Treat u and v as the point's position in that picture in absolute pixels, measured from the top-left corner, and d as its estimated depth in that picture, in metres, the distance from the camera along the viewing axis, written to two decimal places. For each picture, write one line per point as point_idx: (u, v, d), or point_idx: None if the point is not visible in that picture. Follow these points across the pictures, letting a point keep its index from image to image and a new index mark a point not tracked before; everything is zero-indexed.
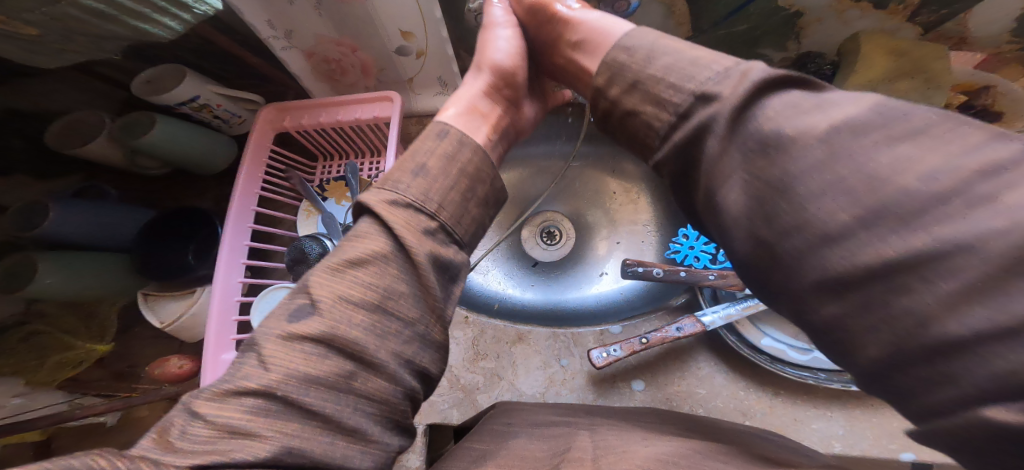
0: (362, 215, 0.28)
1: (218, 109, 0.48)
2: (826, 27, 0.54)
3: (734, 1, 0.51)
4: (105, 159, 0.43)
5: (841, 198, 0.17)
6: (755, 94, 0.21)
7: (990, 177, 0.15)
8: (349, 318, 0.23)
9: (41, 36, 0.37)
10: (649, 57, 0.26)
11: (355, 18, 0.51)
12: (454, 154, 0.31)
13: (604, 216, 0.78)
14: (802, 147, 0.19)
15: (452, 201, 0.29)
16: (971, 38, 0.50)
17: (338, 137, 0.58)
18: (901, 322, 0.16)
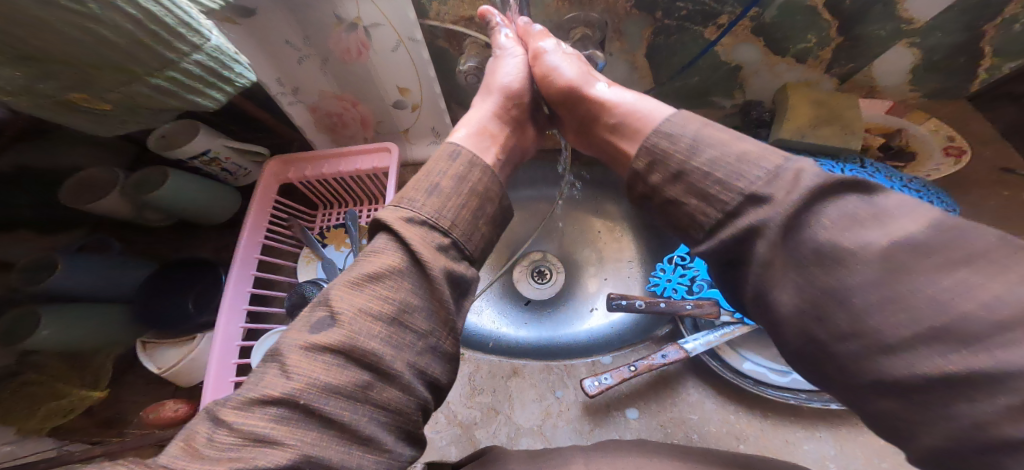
0: (378, 232, 0.30)
1: (226, 162, 0.52)
2: (763, 79, 0.64)
3: (685, 58, 0.62)
4: (114, 213, 0.45)
5: (903, 316, 0.19)
6: (807, 204, 0.22)
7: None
8: (368, 330, 0.24)
9: (110, 110, 0.31)
10: (693, 149, 0.28)
11: (357, 76, 0.57)
12: (465, 175, 0.33)
13: (591, 255, 0.83)
14: (862, 262, 0.20)
15: (470, 227, 0.31)
16: (880, 87, 0.62)
17: (338, 186, 0.61)
18: (955, 421, 0.18)
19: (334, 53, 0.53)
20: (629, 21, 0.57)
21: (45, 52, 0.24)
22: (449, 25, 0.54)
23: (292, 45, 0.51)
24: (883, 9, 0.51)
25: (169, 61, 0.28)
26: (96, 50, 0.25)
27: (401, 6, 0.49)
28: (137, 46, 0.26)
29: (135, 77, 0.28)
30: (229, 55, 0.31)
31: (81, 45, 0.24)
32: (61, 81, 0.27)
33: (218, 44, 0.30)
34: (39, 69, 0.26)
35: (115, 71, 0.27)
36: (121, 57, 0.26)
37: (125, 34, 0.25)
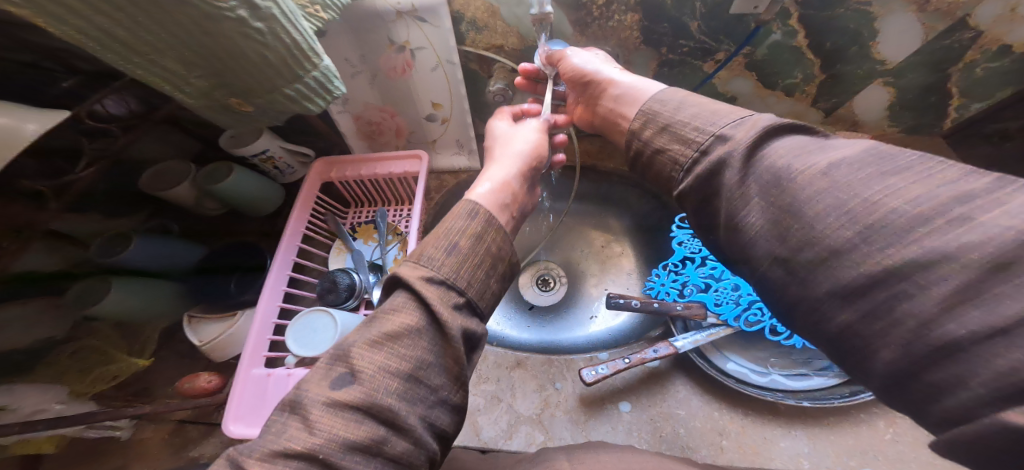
0: (397, 291, 0.34)
1: (280, 161, 0.59)
2: (757, 108, 0.73)
3: (687, 87, 0.72)
4: (181, 199, 0.52)
5: (845, 219, 0.25)
6: (763, 138, 0.31)
7: (963, 203, 0.22)
8: (386, 386, 0.29)
9: (248, 111, 0.44)
10: (677, 107, 0.38)
11: (399, 90, 0.65)
12: (481, 234, 0.37)
13: (592, 266, 0.89)
14: (808, 178, 0.28)
15: (483, 285, 0.36)
16: (862, 120, 0.72)
17: (370, 188, 0.67)
18: (907, 323, 0.22)
19: (382, 70, 0.62)
20: (638, 54, 0.67)
21: (229, 70, 0.37)
22: (481, 51, 0.62)
23: (349, 62, 0.60)
24: (859, 50, 0.59)
25: (299, 76, 0.40)
26: (260, 68, 0.37)
27: (444, 34, 0.58)
28: (283, 64, 0.38)
29: (276, 89, 0.40)
30: (332, 74, 0.43)
31: (253, 66, 0.37)
32: (228, 87, 0.40)
33: (328, 67, 0.42)
34: (219, 78, 0.39)
35: (265, 85, 0.39)
36: (273, 74, 0.38)
37: (279, 54, 0.36)
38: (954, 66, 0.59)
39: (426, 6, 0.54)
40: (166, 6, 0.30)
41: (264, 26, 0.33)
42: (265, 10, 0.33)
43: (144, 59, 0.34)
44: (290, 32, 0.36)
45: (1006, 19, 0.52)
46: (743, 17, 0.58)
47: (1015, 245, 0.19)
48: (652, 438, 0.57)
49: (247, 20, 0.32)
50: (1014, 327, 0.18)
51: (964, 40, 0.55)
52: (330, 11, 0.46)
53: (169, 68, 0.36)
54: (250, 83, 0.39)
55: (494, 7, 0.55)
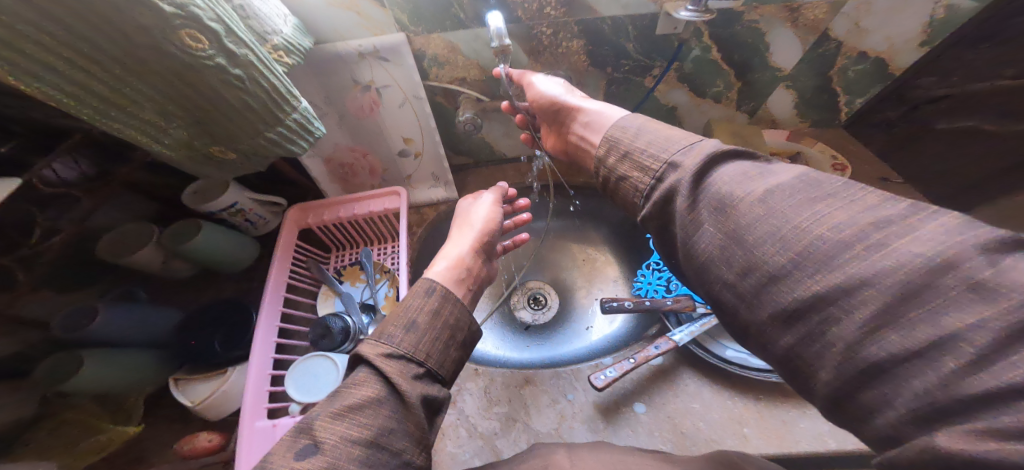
0: (359, 364, 0.34)
1: (250, 212, 0.58)
2: (693, 117, 0.81)
3: (634, 102, 0.78)
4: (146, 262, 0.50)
5: (778, 243, 0.26)
6: (709, 164, 0.32)
7: (879, 228, 0.23)
8: (347, 455, 0.28)
9: (231, 159, 0.44)
10: (635, 133, 0.40)
11: (369, 129, 0.66)
12: (439, 308, 0.38)
13: (580, 279, 0.88)
14: (746, 207, 0.28)
15: (442, 355, 0.36)
16: (778, 119, 0.81)
17: (351, 230, 0.65)
18: (837, 345, 0.23)
19: (350, 110, 0.63)
20: (589, 76, 0.72)
21: (212, 116, 0.38)
22: (446, 85, 0.64)
23: (316, 106, 0.62)
24: (760, 60, 0.69)
25: (279, 118, 0.42)
26: (240, 114, 0.39)
27: (408, 72, 0.60)
28: (264, 109, 0.40)
29: (258, 133, 0.41)
30: (310, 116, 0.46)
31: (235, 110, 0.38)
32: (211, 136, 0.40)
33: (304, 109, 0.45)
34: (200, 127, 0.39)
35: (247, 129, 0.40)
36: (253, 118, 0.40)
37: (259, 98, 0.39)
38: (832, 70, 0.70)
39: (387, 47, 0.56)
40: (147, 61, 0.32)
41: (242, 72, 0.36)
42: (242, 57, 0.35)
43: (122, 112, 0.34)
44: (267, 77, 0.39)
45: (856, 31, 0.64)
46: (668, 37, 0.65)
47: (925, 271, 0.20)
48: (674, 436, 0.51)
49: (227, 67, 0.35)
50: (928, 351, 0.20)
51: (830, 48, 0.66)
52: (292, 56, 0.45)
53: (150, 120, 0.36)
54: (233, 131, 0.40)
55: (453, 44, 0.58)
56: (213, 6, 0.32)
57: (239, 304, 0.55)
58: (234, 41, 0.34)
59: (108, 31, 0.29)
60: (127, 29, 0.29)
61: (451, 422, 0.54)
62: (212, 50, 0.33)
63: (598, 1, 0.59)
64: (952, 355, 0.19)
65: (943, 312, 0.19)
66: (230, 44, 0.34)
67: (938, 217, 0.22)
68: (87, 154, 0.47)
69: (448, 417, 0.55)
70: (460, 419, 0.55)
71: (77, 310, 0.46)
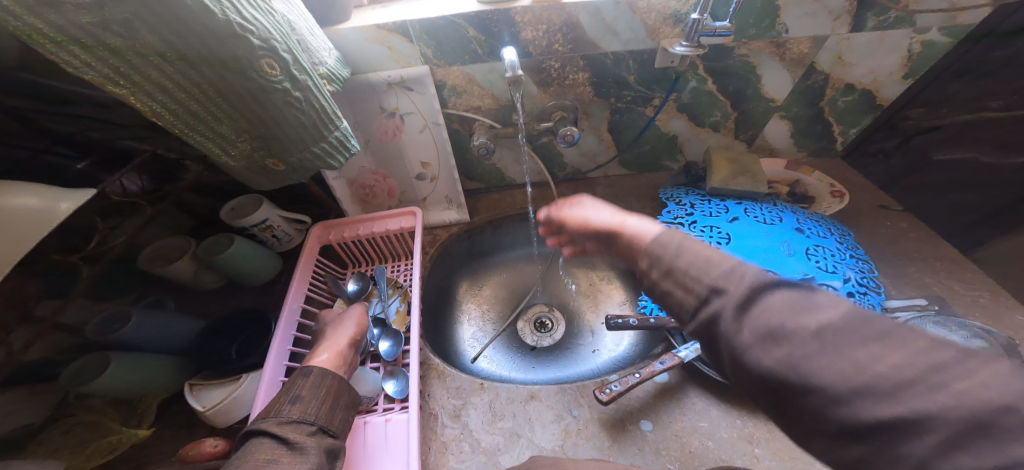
0: (251, 437, 0.36)
1: (279, 229, 0.61)
2: (694, 144, 0.84)
3: (636, 131, 0.81)
4: (180, 275, 0.53)
5: (842, 383, 0.23)
6: (757, 295, 0.28)
7: (939, 371, 0.21)
8: None
9: (281, 170, 0.45)
10: (678, 253, 0.33)
11: (390, 152, 0.71)
12: (321, 382, 0.42)
13: (587, 300, 0.87)
14: (800, 337, 0.25)
15: (331, 416, 0.40)
16: (776, 148, 0.85)
17: (368, 248, 0.69)
18: (905, 462, 0.21)
19: (375, 135, 0.68)
20: (593, 105, 0.76)
21: (274, 132, 0.40)
22: (462, 112, 0.68)
23: None
24: (753, 91, 0.74)
25: (325, 137, 0.44)
26: (298, 131, 0.41)
27: (429, 100, 0.64)
28: (314, 127, 0.42)
29: (308, 148, 0.43)
30: (349, 136, 0.48)
31: (293, 128, 0.40)
32: (269, 148, 0.42)
33: (344, 128, 0.46)
34: (262, 141, 0.41)
35: (300, 145, 0.42)
36: (306, 136, 0.42)
37: (312, 118, 0.41)
38: (822, 100, 0.75)
39: (412, 77, 0.61)
40: (229, 82, 0.34)
41: (302, 95, 0.39)
42: (304, 82, 0.39)
43: (201, 125, 0.37)
44: (320, 99, 0.41)
45: (839, 64, 0.69)
46: (666, 71, 0.70)
47: (990, 410, 0.19)
48: (682, 455, 0.50)
49: (291, 90, 0.38)
50: None
51: (819, 80, 0.72)
52: (332, 83, 0.49)
53: (224, 134, 0.39)
54: (289, 145, 0.42)
55: (471, 75, 0.63)
56: (286, 40, 0.36)
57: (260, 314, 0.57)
58: (298, 68, 0.38)
59: (206, 55, 0.32)
60: (221, 55, 0.33)
61: (455, 436, 0.53)
62: (281, 76, 0.36)
63: (602, 37, 0.64)
64: None
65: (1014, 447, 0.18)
66: (296, 71, 0.37)
67: (998, 363, 0.20)
68: (149, 170, 0.53)
69: (450, 431, 0.54)
70: (464, 433, 0.54)
71: (110, 315, 0.47)
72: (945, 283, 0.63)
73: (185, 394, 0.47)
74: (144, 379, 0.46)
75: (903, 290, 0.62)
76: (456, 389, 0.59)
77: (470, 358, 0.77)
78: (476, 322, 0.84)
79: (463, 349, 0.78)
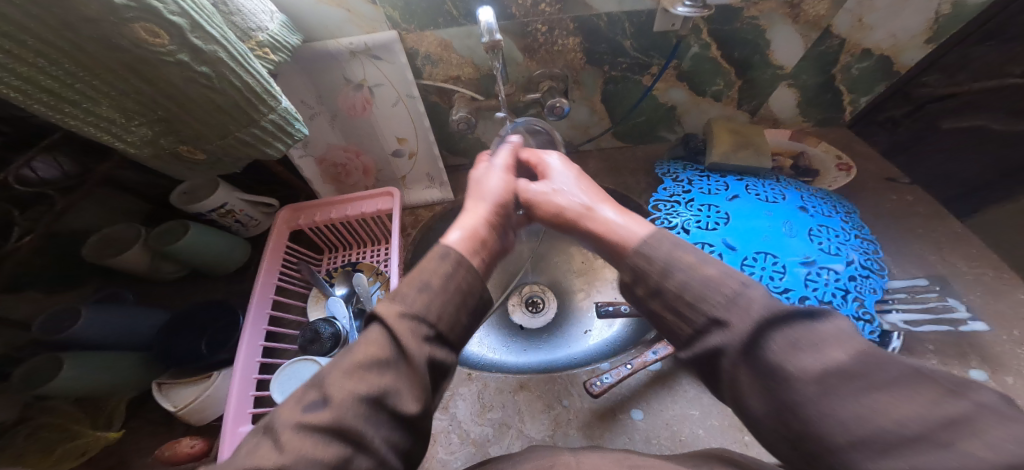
0: (371, 323, 0.31)
1: (240, 213, 0.58)
2: (693, 114, 0.78)
3: (632, 102, 0.75)
4: (132, 264, 0.50)
5: (841, 432, 0.21)
6: (760, 327, 0.25)
7: (951, 429, 0.19)
8: (358, 413, 0.26)
9: (201, 159, 0.41)
10: (665, 270, 0.30)
11: (361, 128, 0.66)
12: (453, 272, 0.33)
13: (579, 280, 0.85)
14: (802, 380, 0.23)
15: (453, 318, 0.32)
16: (780, 118, 0.79)
17: (344, 232, 0.66)
18: None
19: (343, 109, 0.63)
20: (586, 74, 0.70)
21: (176, 113, 0.35)
22: (440, 83, 0.62)
23: (306, 104, 0.61)
24: (761, 58, 0.67)
25: (253, 119, 0.39)
26: (209, 113, 0.36)
27: (400, 69, 0.59)
28: (233, 107, 0.37)
29: (230, 134, 0.39)
30: (291, 115, 0.43)
31: (201, 109, 0.35)
32: (179, 133, 0.37)
33: (286, 108, 0.42)
34: (164, 125, 0.36)
35: (219, 130, 0.38)
36: (225, 118, 0.37)
37: (228, 97, 0.36)
38: (834, 68, 0.69)
39: (379, 44, 0.55)
40: (94, 54, 0.29)
41: (209, 69, 0.33)
42: (209, 53, 0.32)
43: (76, 108, 0.31)
44: (241, 74, 0.35)
45: (858, 27, 0.63)
46: (666, 34, 0.63)
47: None
48: (672, 443, 0.49)
49: (190, 64, 0.32)
50: None
51: (834, 45, 0.66)
52: (278, 53, 0.44)
53: (109, 117, 0.33)
54: (201, 130, 0.37)
55: (447, 41, 0.56)
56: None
57: (226, 307, 0.54)
58: (201, 36, 0.31)
59: (55, 25, 0.26)
60: (71, 20, 0.26)
61: (444, 428, 0.53)
62: (171, 44, 0.30)
63: None
64: None
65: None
66: (196, 39, 0.31)
67: None
68: (68, 151, 0.46)
69: (439, 423, 0.54)
70: (453, 425, 0.53)
71: (58, 311, 0.46)
72: (948, 261, 0.60)
73: (154, 394, 0.46)
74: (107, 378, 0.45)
75: (905, 269, 0.60)
76: None
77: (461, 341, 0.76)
78: None
79: None
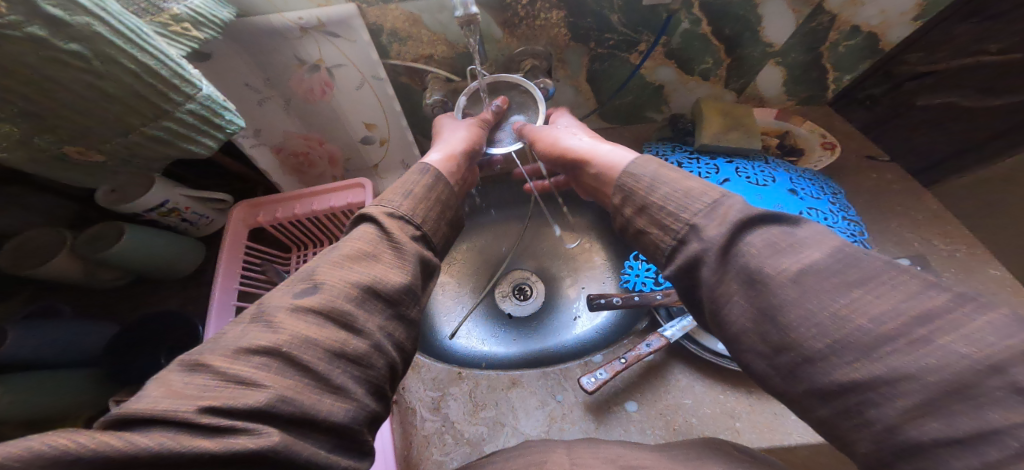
0: (362, 223, 0.34)
1: (187, 211, 0.54)
2: (681, 95, 0.74)
3: (619, 81, 0.71)
4: (65, 273, 0.46)
5: (815, 330, 0.22)
6: (735, 233, 0.27)
7: (925, 323, 0.20)
8: (348, 294, 0.27)
9: (99, 160, 0.35)
10: (650, 185, 0.34)
11: (321, 114, 0.60)
12: (433, 186, 0.39)
13: (566, 266, 0.82)
14: (779, 283, 0.24)
15: (434, 224, 0.38)
16: (766, 97, 0.76)
17: (311, 226, 0.61)
18: (873, 426, 0.21)
19: (298, 93, 0.57)
20: (570, 51, 0.64)
21: (39, 102, 0.28)
22: (410, 63, 0.56)
23: (254, 87, 0.55)
24: (751, 34, 0.63)
25: (160, 110, 0.33)
26: (97, 101, 0.30)
27: (363, 48, 0.52)
28: (129, 95, 0.31)
29: (130, 127, 0.33)
30: (218, 104, 0.37)
31: (83, 97, 0.29)
32: (56, 130, 0.31)
33: (210, 94, 0.36)
34: (37, 119, 0.29)
35: (111, 122, 0.32)
36: (118, 109, 0.31)
37: (118, 82, 0.30)
38: (823, 46, 0.66)
39: (334, 20, 0.48)
40: None
41: (81, 47, 0.27)
42: (78, 27, 0.26)
43: None
44: (132, 54, 0.29)
45: (851, 3, 0.59)
46: (656, 8, 0.58)
47: None
48: (666, 433, 0.49)
49: (50, 40, 0.25)
50: (974, 439, 0.18)
51: (825, 23, 0.62)
52: (203, 28, 0.37)
53: None
54: (83, 121, 0.31)
55: (415, 15, 0.50)
56: None
57: (180, 317, 0.51)
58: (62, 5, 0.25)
59: None
60: None
61: (436, 429, 0.51)
62: (17, 15, 0.24)
63: None
64: (998, 447, 0.17)
65: (992, 409, 0.18)
66: (54, 9, 0.25)
67: None
68: None
69: (431, 425, 0.52)
70: (446, 426, 0.52)
71: None
72: (926, 238, 0.60)
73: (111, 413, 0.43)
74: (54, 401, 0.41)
75: (892, 251, 0.60)
76: (432, 380, 0.56)
77: (447, 334, 0.74)
78: (450, 295, 0.80)
79: (439, 325, 0.75)
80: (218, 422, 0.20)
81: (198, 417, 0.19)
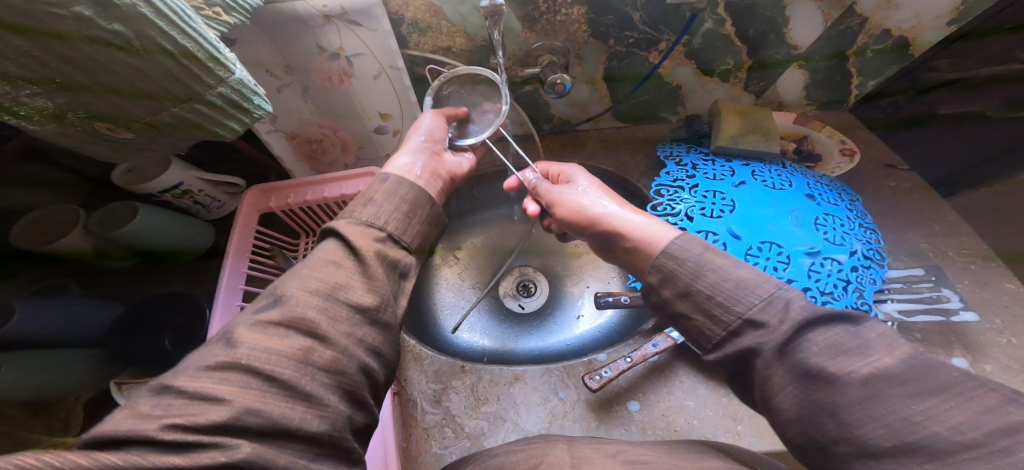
0: (325, 236, 0.32)
1: (200, 194, 0.55)
2: (699, 96, 0.73)
3: (635, 81, 0.70)
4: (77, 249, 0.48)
5: (883, 431, 0.22)
6: (797, 330, 0.26)
7: (1006, 435, 0.19)
8: (307, 303, 0.25)
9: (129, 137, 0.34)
10: (697, 272, 0.31)
11: (337, 102, 0.60)
12: (404, 184, 0.37)
13: (571, 266, 0.82)
14: (844, 381, 0.23)
15: (404, 224, 0.35)
16: (786, 101, 0.74)
17: (321, 212, 0.62)
18: None
19: (316, 81, 0.56)
20: (588, 48, 0.63)
21: (75, 79, 0.27)
22: (428, 54, 0.56)
23: (273, 74, 0.55)
24: (776, 36, 0.62)
25: (195, 92, 0.32)
26: (134, 82, 0.29)
27: (383, 37, 0.52)
28: (167, 78, 0.30)
29: (163, 108, 0.32)
30: (249, 88, 0.36)
31: (118, 77, 0.28)
32: (87, 106, 0.29)
33: (242, 78, 0.35)
34: (69, 95, 0.28)
35: (145, 103, 0.31)
36: (154, 91, 0.30)
37: (158, 63, 0.29)
38: (850, 49, 0.64)
39: (357, 8, 0.48)
40: None
41: (123, 27, 0.26)
42: (124, 6, 0.25)
43: None
44: (172, 36, 0.28)
45: (884, 5, 0.58)
46: (679, 7, 0.57)
47: None
48: (667, 433, 0.49)
49: (95, 20, 0.24)
50: None
51: (855, 25, 0.60)
52: (232, 13, 0.38)
53: None
54: (116, 100, 0.30)
55: (437, 6, 0.50)
56: None
57: (189, 298, 0.52)
58: None
59: None
60: None
61: (436, 422, 0.52)
62: None
63: None
64: None
65: None
66: None
67: None
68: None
69: (432, 417, 0.53)
70: (446, 419, 0.52)
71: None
72: (940, 249, 0.59)
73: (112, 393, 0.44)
74: (53, 381, 0.42)
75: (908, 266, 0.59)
76: (435, 373, 0.57)
77: (450, 328, 0.75)
78: (454, 290, 0.80)
79: (443, 319, 0.75)
80: (183, 438, 0.19)
81: (159, 435, 0.19)
